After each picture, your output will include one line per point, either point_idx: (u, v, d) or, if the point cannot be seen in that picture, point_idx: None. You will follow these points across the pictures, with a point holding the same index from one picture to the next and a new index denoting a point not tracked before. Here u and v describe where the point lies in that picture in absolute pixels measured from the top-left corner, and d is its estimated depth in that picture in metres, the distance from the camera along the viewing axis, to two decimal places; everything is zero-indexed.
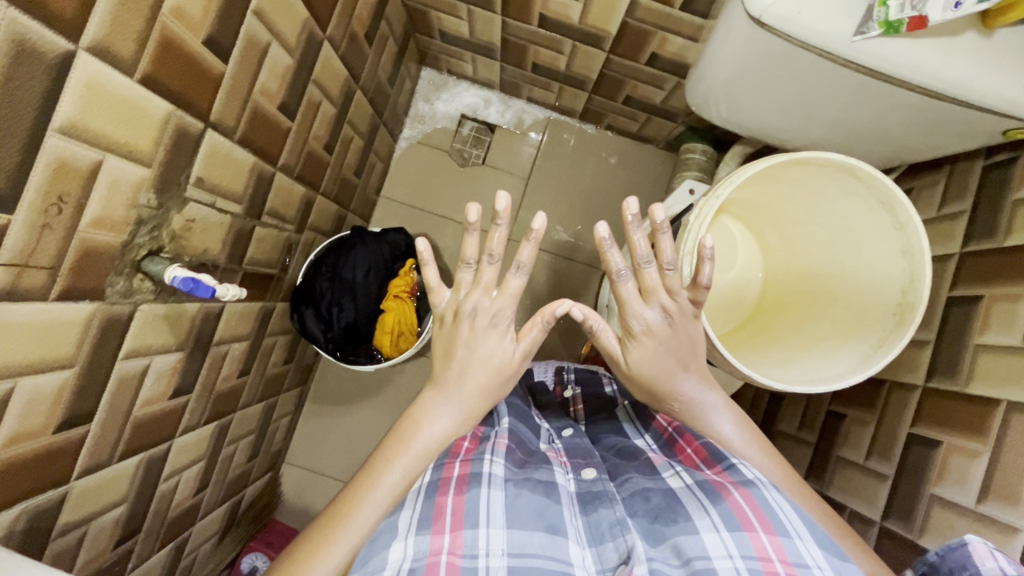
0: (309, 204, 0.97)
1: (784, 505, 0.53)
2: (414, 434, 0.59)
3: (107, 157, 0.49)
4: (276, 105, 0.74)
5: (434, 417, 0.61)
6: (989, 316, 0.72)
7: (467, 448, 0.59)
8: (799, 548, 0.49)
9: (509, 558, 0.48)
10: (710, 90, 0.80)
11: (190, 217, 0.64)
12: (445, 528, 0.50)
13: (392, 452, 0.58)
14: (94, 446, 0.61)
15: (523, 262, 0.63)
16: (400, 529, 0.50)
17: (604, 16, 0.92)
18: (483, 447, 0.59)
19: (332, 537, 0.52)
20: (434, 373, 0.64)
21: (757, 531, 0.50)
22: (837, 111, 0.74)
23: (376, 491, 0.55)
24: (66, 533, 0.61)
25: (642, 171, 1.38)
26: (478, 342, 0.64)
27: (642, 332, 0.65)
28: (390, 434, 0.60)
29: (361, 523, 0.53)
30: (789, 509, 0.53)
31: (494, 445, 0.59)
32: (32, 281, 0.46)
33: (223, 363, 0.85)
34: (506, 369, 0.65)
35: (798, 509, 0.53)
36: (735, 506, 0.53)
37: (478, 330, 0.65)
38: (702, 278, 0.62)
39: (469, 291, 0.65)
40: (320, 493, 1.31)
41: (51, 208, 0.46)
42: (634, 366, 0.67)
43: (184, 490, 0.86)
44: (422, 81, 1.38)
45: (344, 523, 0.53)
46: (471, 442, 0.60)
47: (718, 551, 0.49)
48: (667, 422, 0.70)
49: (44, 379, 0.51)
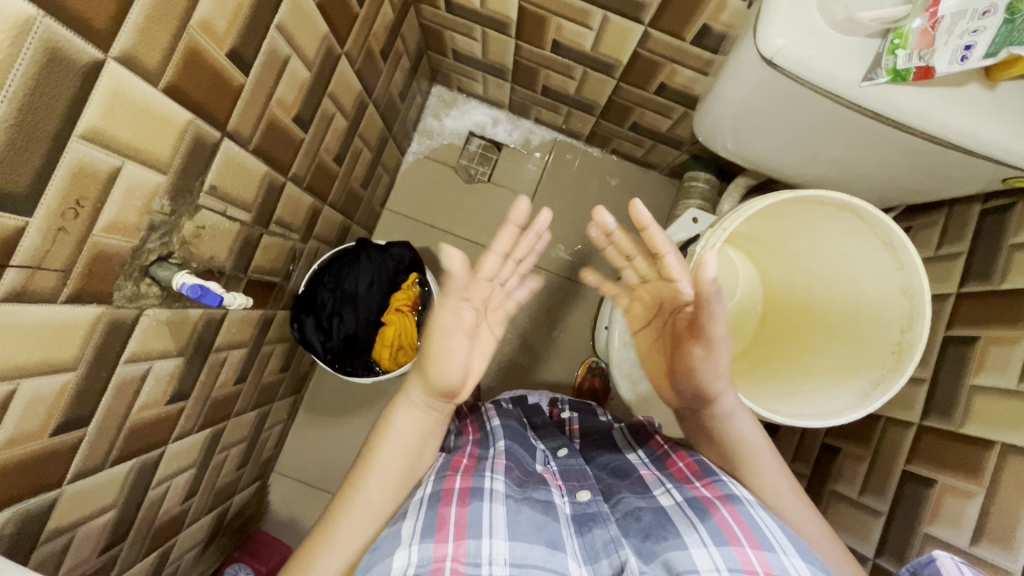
0: (316, 214, 0.98)
1: (772, 522, 0.53)
2: (385, 448, 0.62)
3: (126, 163, 0.50)
4: (291, 117, 0.75)
5: (406, 425, 0.64)
6: (984, 358, 0.73)
7: (467, 464, 0.60)
8: (785, 563, 0.49)
9: (512, 568, 0.48)
10: (718, 123, 0.82)
11: (201, 224, 0.64)
12: (449, 537, 0.49)
13: (365, 471, 0.61)
14: (89, 450, 0.60)
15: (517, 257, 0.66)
16: (404, 537, 0.50)
17: (616, 47, 0.95)
18: (483, 464, 0.60)
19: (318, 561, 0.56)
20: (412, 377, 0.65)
21: (743, 546, 0.50)
22: (841, 150, 0.75)
23: (354, 511, 0.58)
24: (54, 538, 0.60)
25: (645, 196, 1.40)
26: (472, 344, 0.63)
27: None
28: (363, 455, 0.63)
29: (346, 543, 0.57)
30: (775, 526, 0.53)
31: (492, 464, 0.59)
32: (43, 283, 0.46)
33: (221, 370, 0.84)
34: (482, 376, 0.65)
35: (784, 527, 0.53)
36: (724, 523, 0.53)
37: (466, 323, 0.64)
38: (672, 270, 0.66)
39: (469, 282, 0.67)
40: (308, 506, 1.29)
41: (69, 209, 0.46)
42: None
43: (172, 497, 0.85)
44: (432, 98, 1.40)
45: (327, 548, 0.56)
46: (470, 459, 0.61)
47: (706, 565, 0.49)
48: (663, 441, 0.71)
49: (45, 382, 0.50)
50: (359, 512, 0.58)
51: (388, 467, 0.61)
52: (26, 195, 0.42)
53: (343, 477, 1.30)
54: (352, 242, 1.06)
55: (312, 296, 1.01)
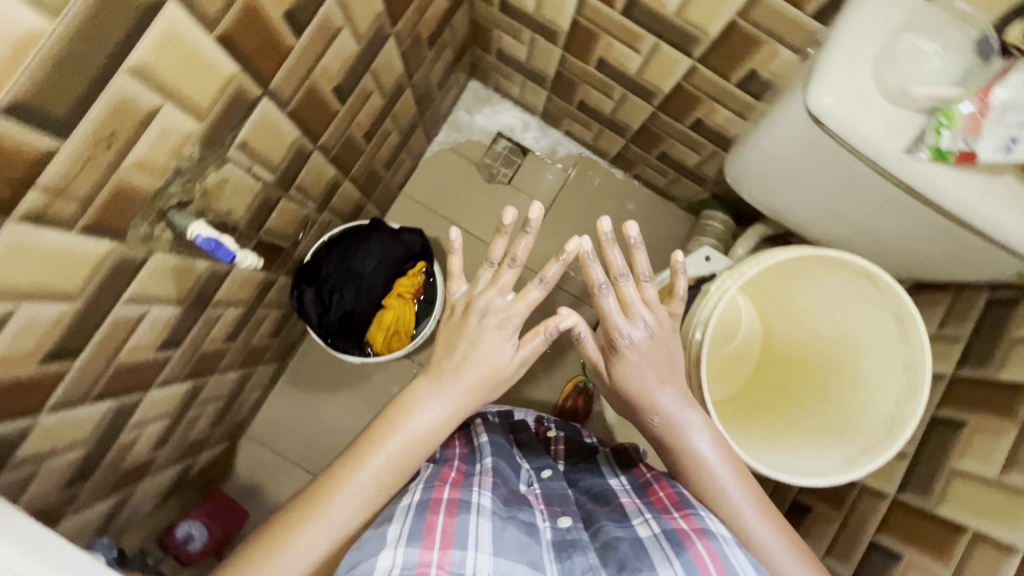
0: (337, 187, 0.97)
1: (746, 563, 0.53)
2: (393, 428, 0.59)
3: (166, 104, 0.49)
4: (331, 87, 0.74)
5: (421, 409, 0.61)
6: (969, 444, 0.74)
7: (455, 477, 0.59)
8: None
9: None
10: (750, 168, 0.82)
11: (225, 177, 0.63)
12: (434, 545, 0.49)
13: (369, 450, 0.57)
14: (72, 384, 0.59)
15: (548, 278, 0.66)
16: (389, 540, 0.50)
17: (660, 76, 0.95)
18: (470, 479, 0.59)
19: (302, 534, 0.53)
20: (432, 361, 0.65)
21: None
22: (867, 216, 0.76)
23: (349, 490, 0.55)
24: (20, 466, 0.59)
25: (659, 226, 1.40)
26: (482, 339, 0.65)
27: (626, 345, 0.68)
28: (368, 428, 0.60)
29: (334, 523, 0.54)
30: (749, 568, 0.53)
31: (480, 480, 0.59)
32: (62, 211, 0.45)
33: (215, 325, 0.83)
34: (502, 373, 0.65)
35: (756, 566, 0.53)
36: (698, 559, 0.53)
37: (484, 327, 0.65)
38: (678, 291, 0.70)
39: (484, 289, 0.68)
40: (272, 475, 1.27)
41: (103, 142, 0.45)
42: (617, 377, 0.69)
43: (141, 444, 0.83)
44: (467, 92, 1.40)
45: (314, 523, 0.53)
46: (458, 474, 0.60)
47: None
48: (647, 469, 0.70)
49: (46, 308, 0.50)
50: (353, 491, 0.55)
51: (394, 453, 0.58)
52: (64, 119, 0.41)
53: (313, 451, 1.28)
54: (365, 221, 1.05)
55: (318, 267, 1.00)
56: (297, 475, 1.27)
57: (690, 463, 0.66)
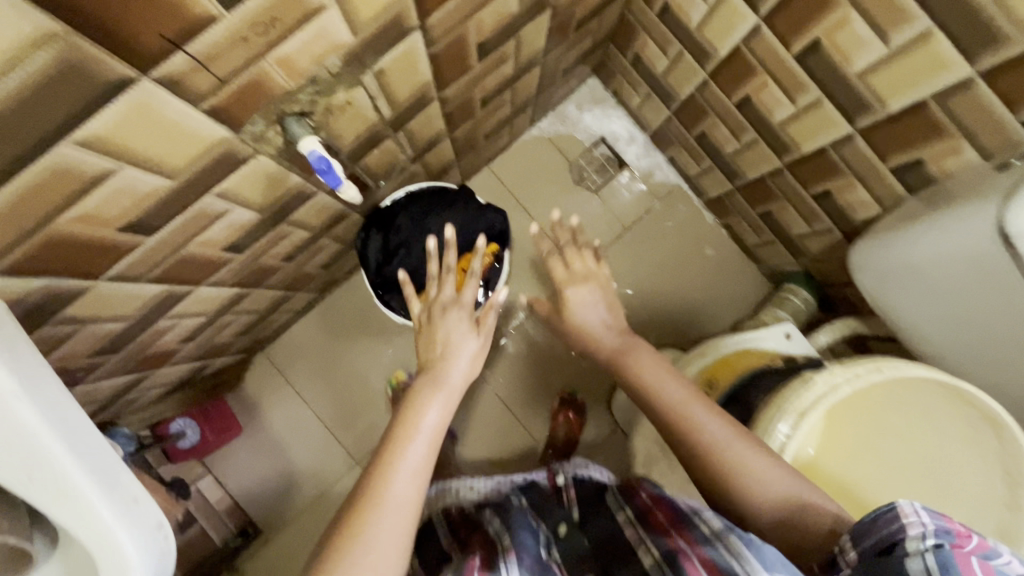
0: (438, 142, 0.93)
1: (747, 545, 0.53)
2: (414, 423, 0.66)
3: (332, 7, 0.45)
4: (477, 41, 0.70)
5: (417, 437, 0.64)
6: None
7: (479, 563, 0.56)
8: None
9: None
10: (884, 264, 0.75)
11: (351, 100, 0.59)
12: None
13: (402, 443, 0.64)
14: (137, 260, 0.56)
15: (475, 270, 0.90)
16: None
17: (805, 134, 0.87)
18: (495, 560, 0.56)
19: (371, 528, 0.57)
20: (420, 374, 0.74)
21: None
22: (1004, 349, 0.69)
23: (396, 483, 0.60)
24: (62, 325, 0.57)
25: (731, 282, 1.33)
26: (452, 325, 0.82)
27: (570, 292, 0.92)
28: (390, 428, 0.66)
29: (396, 514, 0.58)
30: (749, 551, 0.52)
31: (505, 559, 0.56)
32: (197, 84, 0.42)
33: (280, 242, 0.80)
34: (478, 351, 0.81)
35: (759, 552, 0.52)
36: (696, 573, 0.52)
37: (448, 315, 0.83)
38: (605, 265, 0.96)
39: (438, 300, 0.85)
40: (275, 400, 1.25)
41: (262, 25, 0.41)
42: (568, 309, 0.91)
43: (172, 335, 0.82)
44: (584, 87, 1.34)
45: (378, 521, 0.57)
46: (482, 558, 0.57)
47: None
48: (651, 501, 0.66)
49: (144, 178, 0.46)
50: (401, 479, 0.60)
51: (425, 442, 0.64)
52: None
53: (321, 391, 1.26)
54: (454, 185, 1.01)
55: (393, 216, 0.97)
56: (298, 409, 1.25)
57: (669, 414, 0.70)
